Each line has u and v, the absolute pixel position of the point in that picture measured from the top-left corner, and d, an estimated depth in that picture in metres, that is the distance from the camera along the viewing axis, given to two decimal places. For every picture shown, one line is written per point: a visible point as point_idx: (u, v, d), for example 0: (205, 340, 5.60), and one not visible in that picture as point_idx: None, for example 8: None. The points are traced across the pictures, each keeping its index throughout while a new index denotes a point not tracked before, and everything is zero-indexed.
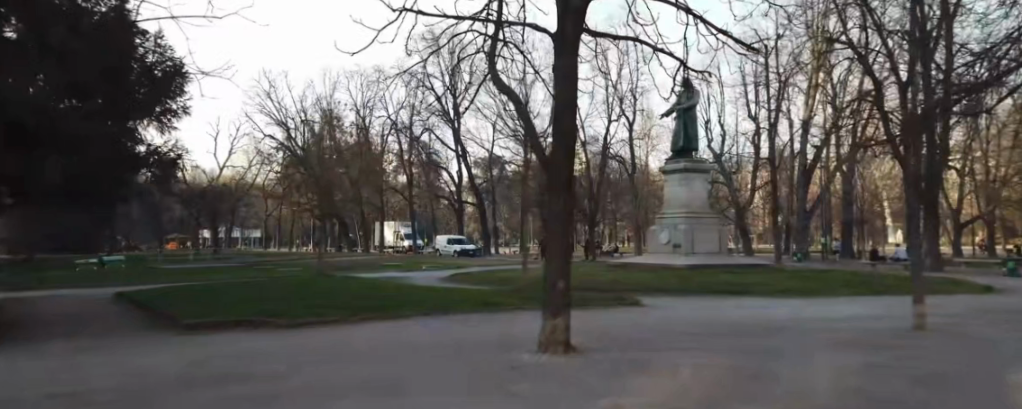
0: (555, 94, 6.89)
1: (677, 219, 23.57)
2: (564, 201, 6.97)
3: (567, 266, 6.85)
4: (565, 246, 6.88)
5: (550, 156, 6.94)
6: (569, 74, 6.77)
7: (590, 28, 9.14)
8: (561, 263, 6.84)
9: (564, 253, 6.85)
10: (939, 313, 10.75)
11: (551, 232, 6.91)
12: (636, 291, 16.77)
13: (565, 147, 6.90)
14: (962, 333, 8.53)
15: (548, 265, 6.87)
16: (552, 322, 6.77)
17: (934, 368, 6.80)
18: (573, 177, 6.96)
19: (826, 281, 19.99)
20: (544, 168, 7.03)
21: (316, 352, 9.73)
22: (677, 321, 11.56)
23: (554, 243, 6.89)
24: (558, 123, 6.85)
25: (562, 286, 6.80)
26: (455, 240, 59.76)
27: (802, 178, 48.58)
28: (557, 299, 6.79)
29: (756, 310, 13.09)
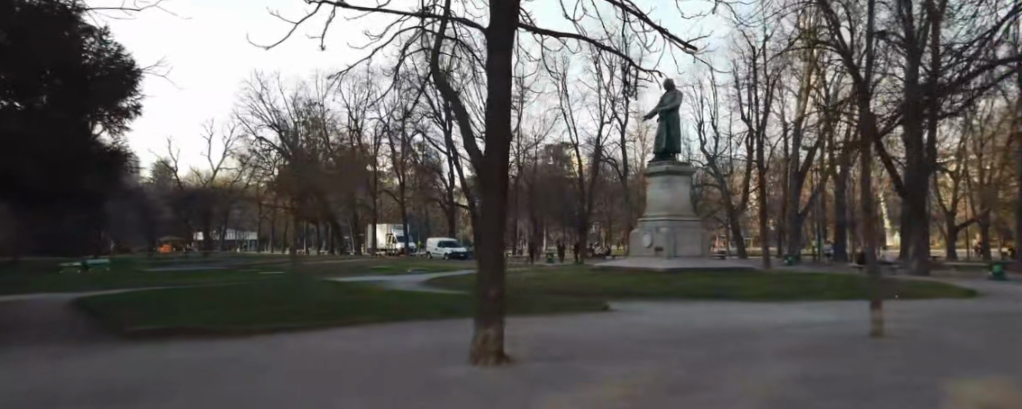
0: (487, 91, 6.58)
1: (659, 221, 23.36)
2: (498, 204, 6.62)
3: (501, 273, 6.53)
4: (499, 251, 6.55)
5: (483, 158, 6.65)
6: (499, 74, 6.54)
7: (528, 23, 8.63)
8: (494, 268, 6.51)
9: (497, 259, 6.52)
10: (903, 318, 10.52)
11: (484, 239, 6.59)
12: (609, 295, 16.51)
13: (499, 149, 6.60)
14: (919, 339, 8.33)
15: (481, 272, 6.55)
16: (484, 332, 6.45)
17: (878, 383, 6.60)
18: (507, 180, 6.68)
19: (808, 284, 19.65)
20: (479, 173, 6.75)
21: (264, 360, 9.51)
22: (642, 326, 11.33)
23: (487, 250, 6.57)
24: (490, 122, 6.58)
25: (495, 293, 6.47)
26: (446, 243, 59.46)
27: (795, 181, 48.22)
28: (490, 308, 6.46)
29: (725, 314, 12.85)
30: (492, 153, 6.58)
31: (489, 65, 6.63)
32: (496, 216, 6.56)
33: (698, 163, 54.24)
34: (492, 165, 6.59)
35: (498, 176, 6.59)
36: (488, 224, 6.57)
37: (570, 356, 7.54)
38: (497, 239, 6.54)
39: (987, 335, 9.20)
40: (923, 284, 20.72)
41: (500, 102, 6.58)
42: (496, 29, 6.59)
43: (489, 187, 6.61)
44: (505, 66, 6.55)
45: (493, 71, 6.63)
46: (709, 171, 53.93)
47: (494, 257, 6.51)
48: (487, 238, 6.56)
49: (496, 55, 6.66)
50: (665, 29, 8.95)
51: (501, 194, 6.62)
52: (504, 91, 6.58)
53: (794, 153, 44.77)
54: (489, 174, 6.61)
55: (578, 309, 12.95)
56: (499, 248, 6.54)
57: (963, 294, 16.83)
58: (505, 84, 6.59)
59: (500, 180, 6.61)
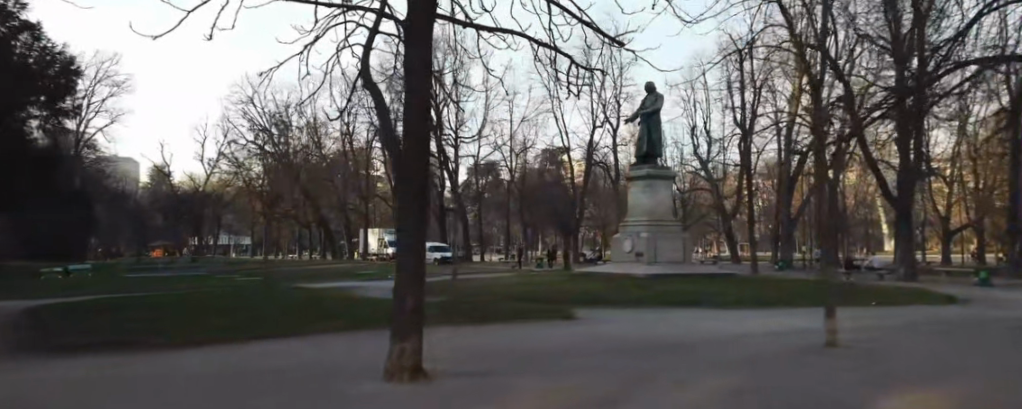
0: (410, 91, 6.10)
1: (640, 226, 22.95)
2: (420, 210, 6.08)
3: (418, 284, 6.00)
4: (418, 259, 6.02)
5: (401, 157, 6.13)
6: (416, 68, 6.06)
7: (454, 17, 7.96)
8: (410, 280, 5.99)
9: (415, 268, 6.00)
10: (866, 325, 10.12)
11: (402, 245, 6.04)
12: (580, 302, 16.04)
13: (415, 152, 6.08)
14: (876, 352, 8.02)
15: (397, 281, 6.02)
16: (399, 347, 5.94)
17: (811, 400, 6.27)
18: (428, 181, 6.16)
19: (787, 290, 19.27)
20: (395, 172, 6.23)
21: (196, 365, 9.09)
22: (602, 335, 10.94)
23: (405, 257, 6.01)
24: (408, 122, 6.09)
25: (412, 305, 5.96)
26: (437, 248, 59.64)
27: (787, 185, 47.95)
28: (407, 320, 5.94)
29: (694, 323, 12.33)
30: (411, 154, 6.07)
31: (408, 55, 6.10)
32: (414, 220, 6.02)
33: (690, 167, 53.90)
34: (408, 164, 6.05)
35: (417, 177, 6.07)
36: (406, 229, 6.02)
37: (501, 370, 7.14)
38: (415, 247, 5.99)
39: (951, 343, 8.90)
40: (903, 291, 20.40)
41: (418, 102, 6.08)
42: (414, 19, 6.12)
43: (406, 191, 6.06)
44: (424, 59, 6.06)
45: (410, 64, 6.12)
46: (702, 175, 53.47)
47: (412, 266, 5.98)
48: (403, 245, 6.03)
49: (413, 47, 6.19)
50: (594, 25, 8.48)
51: (422, 200, 6.09)
52: (422, 88, 6.10)
53: (785, 158, 44.35)
54: (408, 174, 6.06)
55: (540, 318, 12.47)
56: (418, 257, 6.01)
57: (945, 301, 16.40)
58: (425, 79, 6.12)
59: (422, 185, 6.09)
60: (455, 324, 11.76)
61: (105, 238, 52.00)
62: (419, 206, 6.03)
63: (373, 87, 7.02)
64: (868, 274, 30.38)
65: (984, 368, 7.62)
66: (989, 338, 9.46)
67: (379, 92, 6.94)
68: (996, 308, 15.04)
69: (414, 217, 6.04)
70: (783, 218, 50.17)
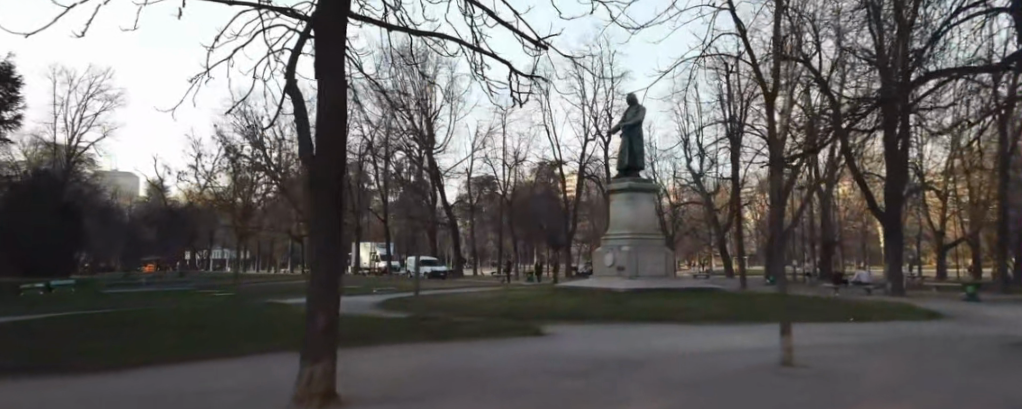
0: (327, 93, 5.75)
1: (621, 239, 22.49)
2: (333, 220, 5.70)
3: (332, 301, 5.60)
4: (333, 271, 5.64)
5: (313, 163, 5.77)
6: (328, 69, 5.73)
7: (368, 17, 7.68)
8: (324, 296, 5.58)
9: (330, 284, 5.60)
10: (831, 343, 9.73)
11: (312, 257, 5.64)
12: (548, 319, 15.59)
13: (328, 156, 5.71)
14: (832, 369, 7.67)
15: (309, 297, 5.63)
16: (310, 370, 5.58)
17: None
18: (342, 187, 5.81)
19: (765, 306, 18.81)
20: (307, 179, 5.86)
21: (128, 389, 8.62)
22: (561, 359, 10.58)
23: (316, 273, 5.61)
24: (320, 124, 5.72)
25: (324, 322, 5.56)
26: (427, 262, 59.58)
27: (778, 198, 47.58)
28: (320, 340, 5.56)
29: (658, 339, 11.94)
30: (324, 159, 5.70)
31: (321, 56, 5.76)
32: (326, 227, 5.66)
33: (683, 180, 53.48)
34: (320, 168, 5.67)
35: (331, 183, 5.68)
36: (317, 240, 5.64)
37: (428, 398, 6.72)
38: (328, 262, 5.61)
39: (913, 359, 8.56)
40: (888, 306, 19.96)
41: (332, 107, 5.73)
42: (328, 18, 5.80)
43: (321, 198, 5.66)
44: (335, 61, 5.73)
45: (322, 67, 5.77)
46: (693, 188, 53.17)
47: (324, 281, 5.58)
48: (317, 259, 5.64)
49: (327, 48, 5.85)
50: (512, 25, 8.26)
51: (337, 209, 5.75)
52: (336, 89, 5.75)
53: (776, 172, 44.12)
54: (318, 182, 5.68)
55: (501, 339, 12.04)
56: (331, 271, 5.62)
57: (927, 317, 15.94)
58: (337, 81, 5.77)
59: (336, 193, 5.70)
60: (412, 347, 11.31)
61: (94, 253, 51.63)
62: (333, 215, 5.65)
63: (294, 93, 6.69)
64: (856, 288, 29.93)
65: (942, 386, 7.27)
66: (955, 352, 9.12)
67: (299, 97, 6.61)
68: (977, 324, 14.62)
69: (327, 224, 5.66)
70: (776, 232, 49.69)
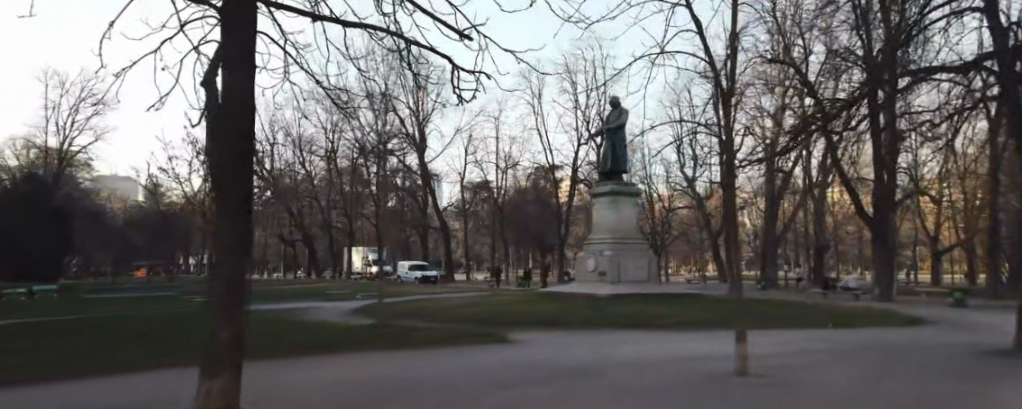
0: (230, 78, 4.85)
1: (603, 245, 22.13)
2: (243, 219, 4.94)
3: (238, 310, 4.92)
4: (240, 277, 4.94)
5: (210, 147, 4.97)
6: (235, 49, 4.82)
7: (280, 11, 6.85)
8: (224, 306, 4.87)
9: (235, 293, 4.90)
10: (798, 349, 9.35)
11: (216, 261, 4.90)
12: (520, 325, 15.20)
13: (235, 148, 4.88)
14: (789, 378, 7.25)
15: (211, 305, 4.93)
16: (208, 384, 4.96)
17: None
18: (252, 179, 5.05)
19: (744, 310, 18.48)
20: (211, 169, 5.03)
21: (57, 396, 8.24)
22: (521, 367, 10.19)
23: (220, 281, 4.90)
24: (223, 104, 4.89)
25: (228, 335, 4.88)
26: (418, 267, 59.06)
27: (772, 204, 47.27)
28: (222, 350, 4.90)
29: (623, 346, 11.50)
30: (229, 151, 4.85)
31: (224, 36, 4.89)
32: (233, 222, 4.91)
33: (676, 184, 53.09)
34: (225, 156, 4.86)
35: (238, 179, 4.88)
36: (220, 241, 4.88)
37: None
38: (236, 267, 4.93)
39: (881, 365, 8.13)
40: (873, 313, 19.63)
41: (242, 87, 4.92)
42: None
43: (228, 195, 4.87)
44: (244, 40, 4.85)
45: (227, 44, 4.88)
46: (686, 192, 52.83)
47: (225, 292, 4.87)
48: (221, 264, 4.89)
49: (237, 18, 4.94)
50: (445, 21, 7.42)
51: (245, 206, 4.97)
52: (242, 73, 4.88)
53: (766, 176, 43.89)
54: (220, 168, 4.88)
55: (461, 347, 11.63)
56: (236, 279, 4.91)
57: (908, 323, 15.59)
58: (246, 62, 4.90)
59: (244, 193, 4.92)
60: (367, 358, 10.90)
61: (86, 258, 51.41)
62: (241, 215, 4.93)
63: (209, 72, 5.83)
64: (844, 294, 29.54)
65: (903, 392, 6.89)
66: (927, 359, 8.67)
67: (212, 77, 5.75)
68: (956, 330, 14.25)
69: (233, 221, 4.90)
70: (770, 236, 49.35)
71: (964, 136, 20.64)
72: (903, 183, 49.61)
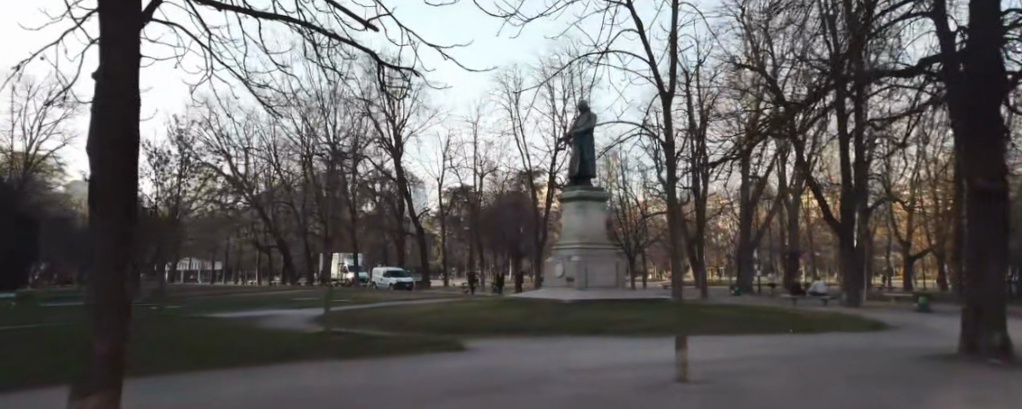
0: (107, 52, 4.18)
1: (570, 250, 21.98)
2: (126, 209, 4.16)
3: (119, 317, 4.12)
4: (122, 278, 4.15)
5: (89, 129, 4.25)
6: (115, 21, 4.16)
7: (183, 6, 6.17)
8: (103, 307, 4.06)
9: (113, 296, 4.10)
10: (747, 355, 9.17)
11: (91, 258, 4.12)
12: (480, 332, 14.95)
13: (117, 130, 4.15)
14: (730, 385, 7.07)
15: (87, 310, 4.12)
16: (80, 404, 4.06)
17: None
18: (137, 151, 4.31)
19: (708, 316, 18.40)
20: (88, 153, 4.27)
21: None
22: (469, 377, 9.94)
23: (98, 283, 4.11)
24: (103, 60, 4.16)
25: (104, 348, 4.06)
26: (392, 273, 58.59)
27: (747, 210, 47.37)
28: (99, 366, 4.07)
29: (580, 355, 11.18)
30: (107, 135, 4.12)
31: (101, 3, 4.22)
32: (117, 202, 4.12)
33: (652, 190, 53.14)
34: (105, 118, 4.11)
35: (118, 165, 4.12)
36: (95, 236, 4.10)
37: None
38: (120, 255, 4.15)
39: (828, 371, 7.97)
40: (837, 318, 19.63)
41: (125, 45, 4.20)
42: None
43: (105, 183, 4.10)
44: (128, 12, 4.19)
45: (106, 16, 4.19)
46: (662, 197, 52.86)
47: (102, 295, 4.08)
48: (95, 260, 4.09)
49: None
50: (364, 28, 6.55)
51: (130, 194, 4.19)
52: (126, 47, 4.20)
53: (741, 181, 44.04)
54: (102, 143, 4.10)
55: (412, 356, 11.35)
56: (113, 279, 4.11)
57: (869, 328, 15.56)
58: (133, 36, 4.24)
59: (127, 180, 4.17)
60: (310, 368, 10.59)
61: None
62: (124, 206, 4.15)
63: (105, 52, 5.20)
64: (813, 299, 29.74)
65: (844, 398, 6.72)
66: (872, 364, 8.54)
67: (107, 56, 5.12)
68: (915, 334, 14.24)
69: (116, 200, 4.12)
70: (744, 242, 49.48)
71: (927, 144, 20.77)
72: (875, 189, 49.96)
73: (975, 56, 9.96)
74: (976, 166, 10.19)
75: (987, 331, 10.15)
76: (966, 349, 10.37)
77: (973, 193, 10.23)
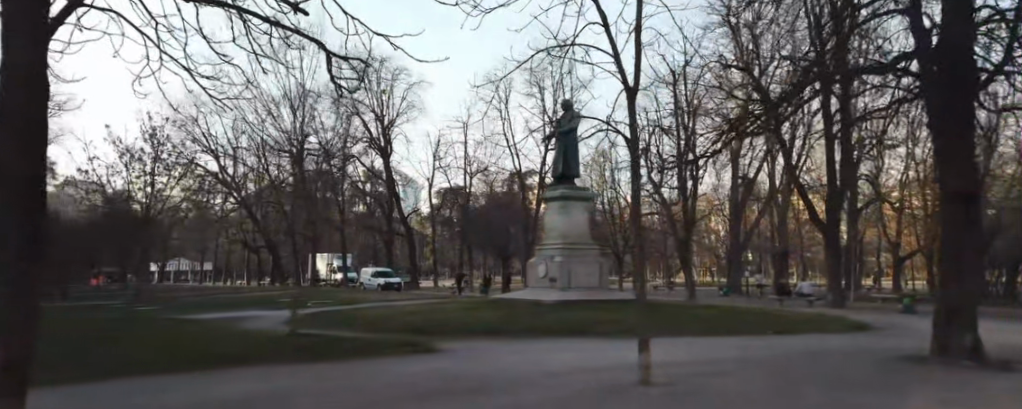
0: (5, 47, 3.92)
1: (553, 250, 21.78)
2: (28, 218, 3.91)
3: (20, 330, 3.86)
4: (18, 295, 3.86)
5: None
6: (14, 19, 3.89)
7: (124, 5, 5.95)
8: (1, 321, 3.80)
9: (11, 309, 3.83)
10: (719, 356, 8.99)
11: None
12: (457, 334, 14.75)
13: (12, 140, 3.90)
14: (696, 387, 6.87)
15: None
16: None
17: None
18: (45, 156, 4.06)
19: (689, 317, 18.21)
20: None
21: None
22: (435, 380, 9.73)
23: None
24: (6, 54, 3.90)
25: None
26: (380, 274, 58.23)
27: (736, 211, 47.30)
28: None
29: (552, 357, 10.99)
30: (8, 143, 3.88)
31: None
32: (22, 205, 3.88)
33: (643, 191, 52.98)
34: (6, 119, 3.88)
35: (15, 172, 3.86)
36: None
37: None
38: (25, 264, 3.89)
39: (800, 372, 7.81)
40: (820, 320, 19.51)
41: (29, 40, 3.94)
42: None
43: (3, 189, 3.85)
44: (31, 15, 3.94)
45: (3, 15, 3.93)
46: (652, 198, 52.73)
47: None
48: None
49: None
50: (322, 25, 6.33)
51: (34, 203, 3.94)
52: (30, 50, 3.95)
53: (729, 180, 44.01)
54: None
55: (382, 360, 11.18)
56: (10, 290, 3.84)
57: (851, 329, 15.45)
58: (39, 35, 3.99)
59: (29, 184, 3.92)
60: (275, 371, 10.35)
61: None
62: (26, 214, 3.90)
63: None
64: (798, 300, 29.63)
65: (813, 400, 6.54)
66: (843, 365, 8.36)
67: None
68: (896, 335, 14.10)
69: (21, 205, 3.87)
70: (734, 242, 49.45)
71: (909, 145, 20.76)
72: (864, 190, 50.03)
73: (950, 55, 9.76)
74: (947, 166, 10.03)
75: (958, 333, 9.93)
76: (937, 351, 10.17)
77: (944, 192, 10.07)
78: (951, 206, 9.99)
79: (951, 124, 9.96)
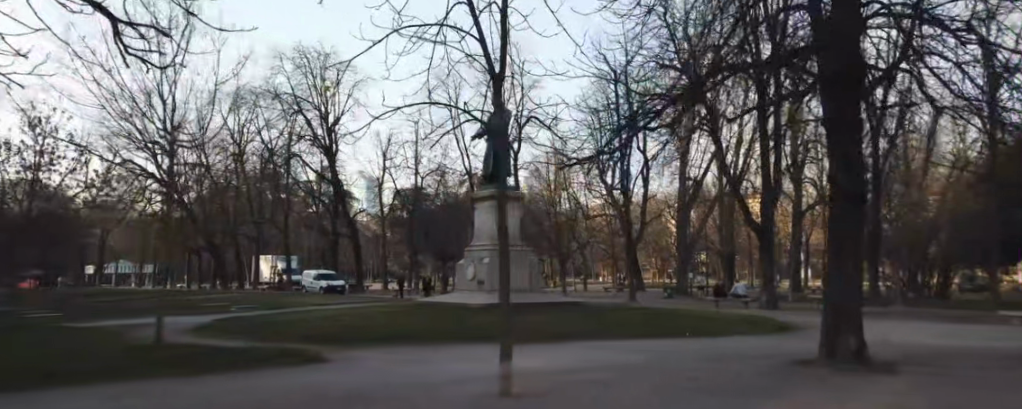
0: None
1: (482, 251, 21.14)
2: None
3: None
4: None
5: None
6: None
7: None
8: None
9: None
10: (609, 364, 8.57)
11: None
12: (361, 341, 14.11)
13: None
14: (561, 397, 6.40)
15: None
16: None
17: None
18: None
19: (610, 319, 17.86)
20: None
21: None
22: (311, 392, 9.10)
23: None
24: None
25: None
26: (323, 276, 56.77)
27: (686, 212, 47.07)
28: None
29: (438, 364, 10.41)
30: None
31: None
32: None
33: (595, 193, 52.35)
34: None
35: None
36: None
37: None
38: None
39: (684, 377, 7.46)
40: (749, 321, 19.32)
41: None
42: None
43: None
44: None
45: None
46: (602, 199, 52.22)
47: None
48: None
49: None
50: None
51: None
52: None
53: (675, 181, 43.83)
54: None
55: (264, 374, 10.51)
56: None
57: (771, 331, 15.22)
58: None
59: None
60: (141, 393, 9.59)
61: None
62: None
63: None
64: (734, 301, 29.35)
65: (683, 405, 6.17)
66: (731, 369, 7.95)
67: None
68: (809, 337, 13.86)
69: None
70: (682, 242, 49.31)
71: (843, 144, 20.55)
72: (809, 192, 50.36)
73: (843, 61, 9.52)
74: (843, 171, 9.77)
75: (846, 334, 9.54)
76: (825, 353, 9.72)
77: (839, 195, 9.80)
78: (844, 210, 9.72)
79: (847, 128, 9.76)
